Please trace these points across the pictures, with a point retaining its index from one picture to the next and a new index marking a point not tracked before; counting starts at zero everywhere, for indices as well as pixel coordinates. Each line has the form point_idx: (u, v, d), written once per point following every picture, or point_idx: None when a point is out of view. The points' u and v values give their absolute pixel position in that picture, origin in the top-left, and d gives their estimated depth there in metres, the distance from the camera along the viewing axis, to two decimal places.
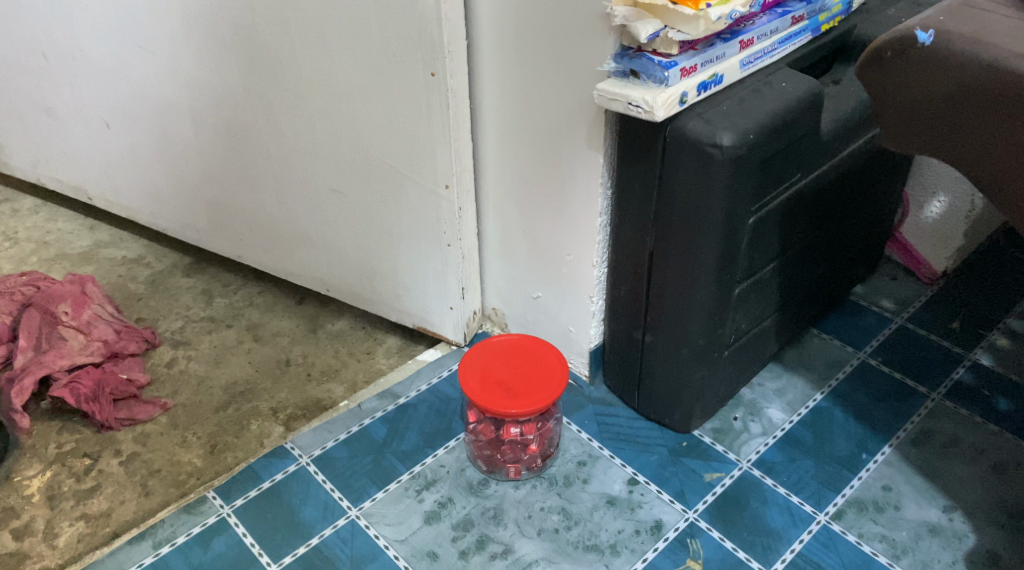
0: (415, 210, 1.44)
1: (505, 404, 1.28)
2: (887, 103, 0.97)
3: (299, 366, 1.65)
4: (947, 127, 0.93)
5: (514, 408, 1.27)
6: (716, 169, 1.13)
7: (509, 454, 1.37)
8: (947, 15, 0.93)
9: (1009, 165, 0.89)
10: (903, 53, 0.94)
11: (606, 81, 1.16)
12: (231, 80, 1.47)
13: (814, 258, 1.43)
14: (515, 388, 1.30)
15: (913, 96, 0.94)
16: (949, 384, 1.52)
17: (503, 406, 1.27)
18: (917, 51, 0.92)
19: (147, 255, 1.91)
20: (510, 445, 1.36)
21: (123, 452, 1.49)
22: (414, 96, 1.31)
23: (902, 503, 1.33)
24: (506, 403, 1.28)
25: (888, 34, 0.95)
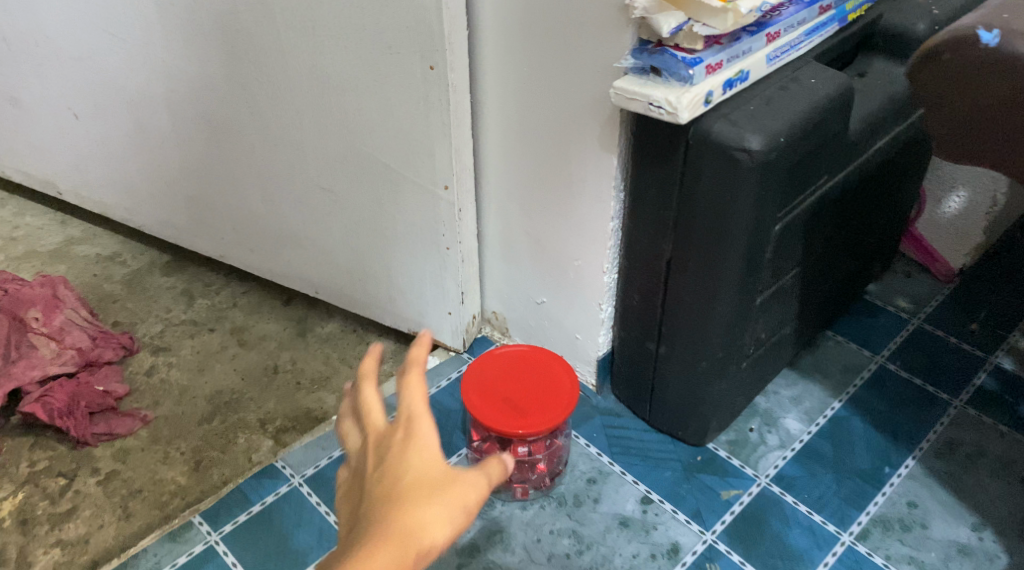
0: (412, 211, 1.34)
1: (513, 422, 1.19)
2: (941, 110, 0.87)
3: (287, 373, 1.56)
4: (1012, 137, 0.84)
5: (520, 429, 1.18)
6: (743, 176, 1.05)
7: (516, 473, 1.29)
8: (1010, 12, 0.83)
9: None
10: (963, 54, 0.84)
11: (623, 78, 1.07)
12: (211, 70, 1.36)
13: (835, 260, 1.35)
14: (523, 406, 1.22)
15: (973, 102, 0.85)
16: (971, 390, 1.45)
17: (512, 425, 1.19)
18: (981, 53, 0.83)
19: (123, 252, 1.81)
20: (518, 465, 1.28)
21: (101, 471, 1.40)
22: (411, 91, 1.21)
23: (929, 521, 1.27)
24: (515, 421, 1.19)
25: (944, 33, 0.86)
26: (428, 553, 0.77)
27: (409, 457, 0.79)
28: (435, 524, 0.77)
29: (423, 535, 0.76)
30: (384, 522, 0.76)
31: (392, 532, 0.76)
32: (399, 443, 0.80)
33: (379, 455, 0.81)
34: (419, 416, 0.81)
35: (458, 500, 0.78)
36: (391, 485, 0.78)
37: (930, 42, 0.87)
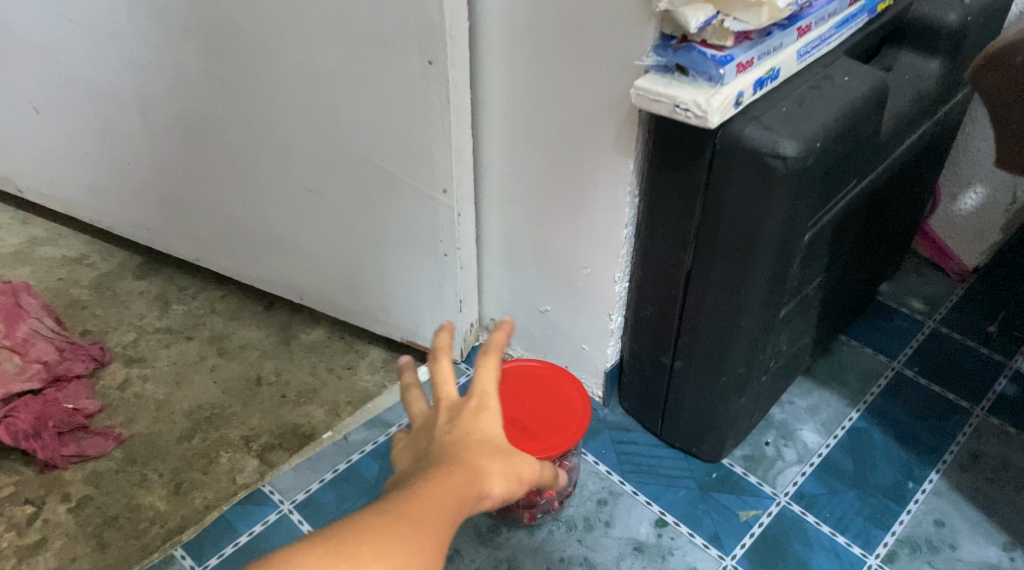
0: (408, 216, 1.25)
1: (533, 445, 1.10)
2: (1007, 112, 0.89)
3: (271, 385, 1.45)
4: None
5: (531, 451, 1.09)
6: (777, 185, 0.96)
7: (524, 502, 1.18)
8: None
9: None
10: None
11: (645, 77, 0.98)
12: (187, 63, 1.26)
13: (856, 265, 1.28)
14: (534, 429, 1.13)
15: None
16: (992, 397, 1.39)
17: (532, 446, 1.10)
18: None
19: (90, 254, 1.69)
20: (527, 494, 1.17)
21: (72, 497, 1.30)
22: (408, 89, 1.11)
23: (957, 541, 1.21)
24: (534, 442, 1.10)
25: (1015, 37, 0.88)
26: (488, 502, 0.79)
27: (481, 417, 0.83)
28: (501, 476, 0.80)
29: (490, 482, 0.79)
30: (458, 456, 0.79)
31: (466, 465, 0.79)
32: (470, 402, 0.84)
33: (449, 410, 0.83)
34: (492, 385, 0.84)
35: (518, 465, 0.82)
36: (463, 433, 0.81)
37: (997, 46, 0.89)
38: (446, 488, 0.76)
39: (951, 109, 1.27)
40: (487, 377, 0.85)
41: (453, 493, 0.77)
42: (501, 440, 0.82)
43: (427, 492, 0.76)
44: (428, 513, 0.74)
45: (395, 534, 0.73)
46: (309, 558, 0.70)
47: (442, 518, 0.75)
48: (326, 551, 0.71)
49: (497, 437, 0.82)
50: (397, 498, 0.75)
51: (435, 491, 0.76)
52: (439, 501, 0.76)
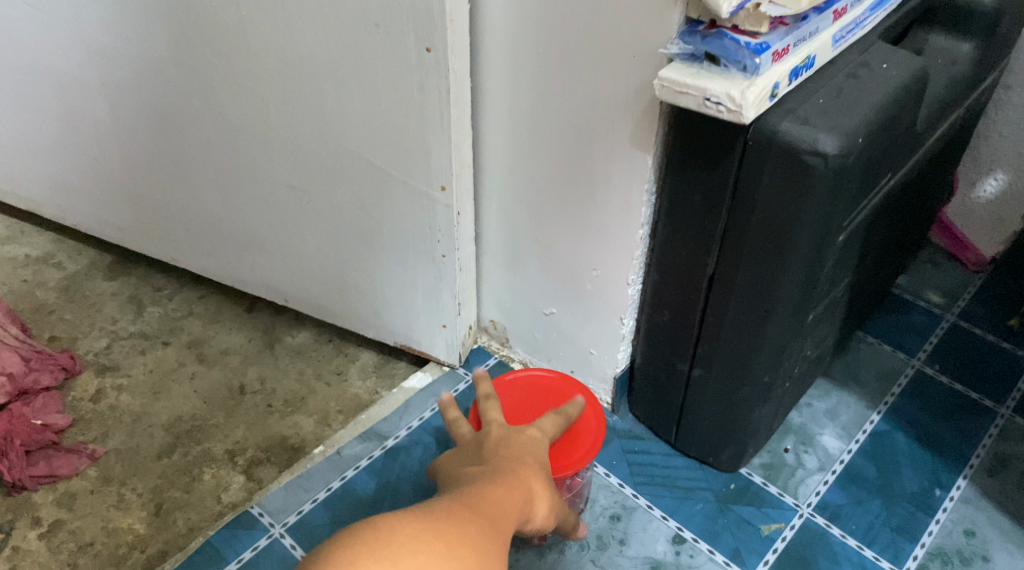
0: (401, 215, 1.15)
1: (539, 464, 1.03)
2: None
3: (256, 394, 1.36)
4: None
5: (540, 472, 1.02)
6: (816, 185, 0.88)
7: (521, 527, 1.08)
8: None
9: None
10: None
11: (668, 66, 0.89)
12: (157, 51, 1.16)
13: (880, 262, 1.20)
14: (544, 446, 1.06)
15: None
16: (1017, 396, 1.33)
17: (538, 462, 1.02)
18: None
19: (57, 253, 1.58)
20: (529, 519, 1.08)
21: (43, 521, 1.20)
22: (402, 79, 1.01)
23: (990, 552, 1.15)
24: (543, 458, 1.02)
25: None
26: (530, 527, 0.91)
27: (533, 449, 0.97)
28: (546, 500, 0.92)
29: (538, 504, 0.91)
30: (518, 469, 0.93)
31: (526, 480, 0.91)
32: (527, 436, 0.99)
33: (505, 435, 0.98)
34: (547, 430, 1.00)
35: (555, 504, 0.95)
36: (521, 453, 0.95)
37: None
38: (513, 491, 0.89)
39: (980, 95, 1.19)
40: (545, 421, 1.02)
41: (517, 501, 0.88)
42: (546, 472, 0.96)
43: (498, 493, 0.87)
44: (498, 514, 0.85)
45: (476, 526, 0.81)
46: (410, 528, 0.77)
47: (509, 518, 0.86)
48: (422, 526, 0.77)
49: (545, 468, 0.96)
50: (472, 498, 0.85)
51: (503, 496, 0.87)
52: (507, 502, 0.87)
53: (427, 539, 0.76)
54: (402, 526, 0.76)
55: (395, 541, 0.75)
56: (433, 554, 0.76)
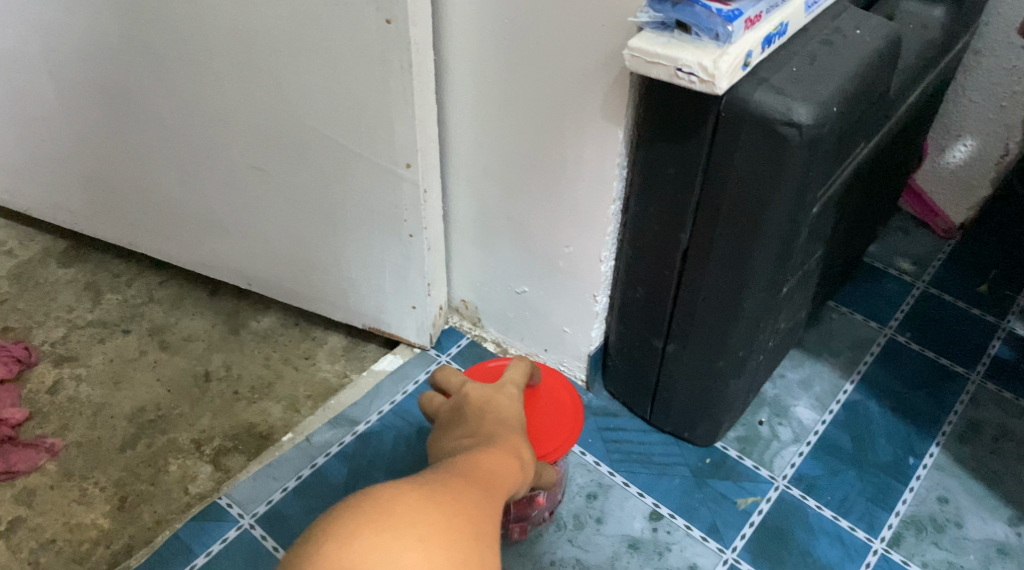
0: (366, 193, 1.11)
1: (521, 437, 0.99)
2: None
3: (221, 381, 1.32)
4: None
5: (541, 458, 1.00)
6: (790, 157, 0.86)
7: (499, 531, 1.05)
8: None
9: None
10: None
11: (638, 36, 0.86)
12: (103, 24, 1.11)
13: (853, 232, 1.19)
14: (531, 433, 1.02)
15: None
16: (987, 361, 1.33)
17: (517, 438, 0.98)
18: None
19: (8, 239, 1.53)
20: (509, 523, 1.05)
21: (2, 519, 1.16)
22: (363, 52, 0.98)
23: (963, 519, 1.15)
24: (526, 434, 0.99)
25: None
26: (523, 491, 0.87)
27: (514, 406, 0.94)
28: (534, 460, 0.89)
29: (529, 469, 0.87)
30: (508, 434, 0.89)
31: (517, 445, 0.88)
32: (506, 391, 0.96)
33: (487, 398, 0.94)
34: (522, 380, 0.98)
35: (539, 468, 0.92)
36: (506, 419, 0.92)
37: None
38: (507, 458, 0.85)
39: (951, 60, 1.18)
40: (519, 374, 1.00)
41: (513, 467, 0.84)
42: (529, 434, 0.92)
43: (493, 460, 0.83)
44: (497, 481, 0.81)
45: (475, 494, 0.77)
46: (408, 499, 0.73)
47: (507, 486, 0.82)
48: (421, 495, 0.74)
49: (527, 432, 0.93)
50: (467, 466, 0.81)
51: (500, 464, 0.83)
52: (504, 469, 0.83)
53: (425, 509, 0.73)
54: (401, 497, 0.73)
55: (393, 512, 0.72)
56: (433, 525, 0.72)
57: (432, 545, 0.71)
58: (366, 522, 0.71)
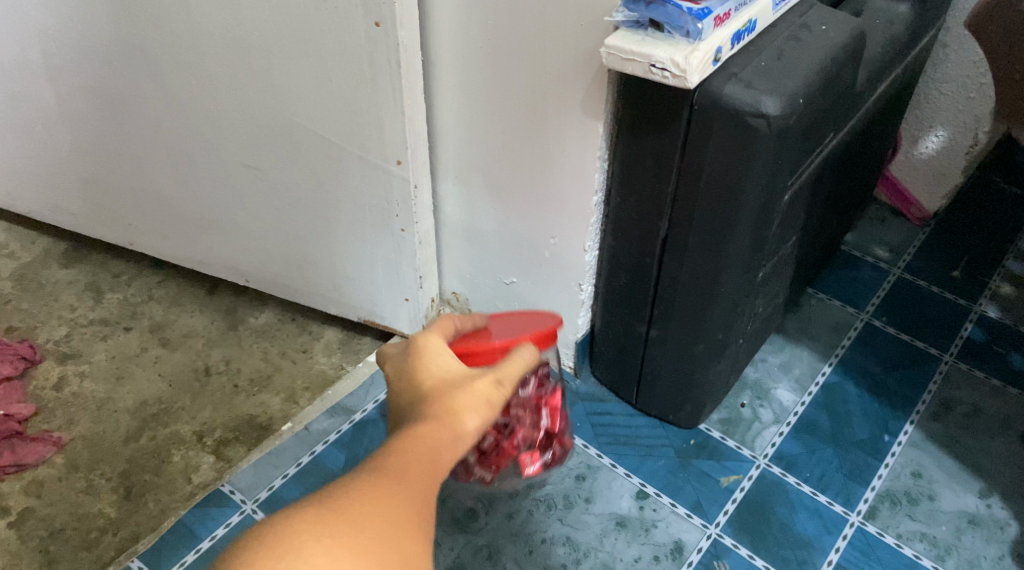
0: (358, 189, 1.16)
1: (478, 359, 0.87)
2: None
3: (220, 375, 1.37)
4: None
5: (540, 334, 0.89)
6: (760, 146, 0.91)
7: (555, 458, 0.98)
8: None
9: None
10: None
11: (614, 35, 0.91)
12: (100, 30, 1.15)
13: (828, 219, 1.24)
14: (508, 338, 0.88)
15: None
16: (959, 343, 1.38)
17: (475, 357, 0.87)
18: None
19: (10, 242, 1.57)
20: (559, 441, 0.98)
21: (13, 510, 1.21)
22: (352, 52, 1.02)
23: (936, 492, 1.20)
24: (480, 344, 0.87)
25: None
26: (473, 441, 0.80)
27: (432, 360, 0.83)
28: (471, 404, 0.80)
29: (461, 421, 0.79)
30: (426, 406, 0.80)
31: (433, 414, 0.79)
32: (419, 348, 0.84)
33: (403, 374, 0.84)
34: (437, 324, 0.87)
35: (490, 391, 0.81)
36: (426, 384, 0.82)
37: None
38: (445, 439, 0.78)
39: (918, 53, 1.23)
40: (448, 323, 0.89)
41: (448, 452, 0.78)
42: (459, 373, 0.82)
43: (425, 445, 0.77)
44: (422, 470, 0.76)
45: (384, 489, 0.74)
46: (308, 514, 0.71)
47: (423, 467, 0.77)
48: (321, 508, 0.72)
49: (456, 374, 0.82)
50: (388, 458, 0.76)
51: (429, 451, 0.77)
52: (434, 457, 0.78)
53: (324, 523, 0.71)
54: (299, 514, 0.71)
55: (292, 536, 0.70)
56: (336, 535, 0.71)
57: (339, 556, 0.70)
58: (264, 547, 0.69)
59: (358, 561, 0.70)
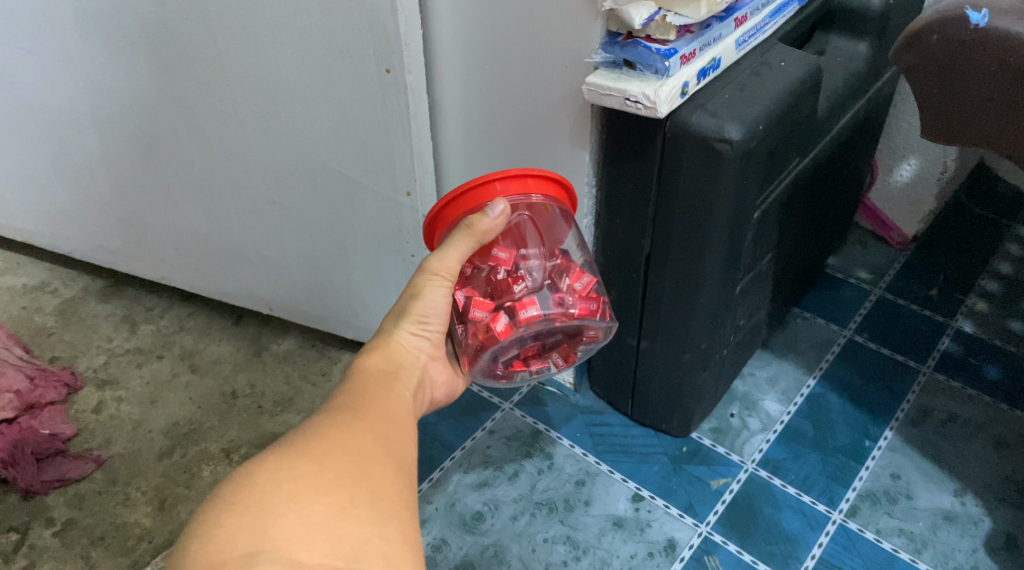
0: (372, 219, 1.28)
1: (467, 205, 0.96)
2: (934, 76, 0.92)
3: (246, 398, 1.47)
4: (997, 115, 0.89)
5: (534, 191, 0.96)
6: (725, 168, 1.02)
7: (520, 322, 0.94)
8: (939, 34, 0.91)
9: (983, 120, 0.91)
10: (952, 39, 0.89)
11: (594, 74, 1.03)
12: (141, 82, 1.28)
13: (803, 238, 1.34)
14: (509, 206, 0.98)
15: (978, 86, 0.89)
16: (937, 356, 1.47)
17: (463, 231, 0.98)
18: (969, 33, 0.88)
19: (52, 280, 1.70)
20: (518, 305, 0.95)
21: (57, 520, 1.31)
22: (366, 96, 1.14)
23: (913, 491, 1.29)
24: (470, 185, 0.95)
25: (933, 19, 0.91)
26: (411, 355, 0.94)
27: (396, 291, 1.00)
28: (409, 315, 0.94)
29: (402, 337, 0.94)
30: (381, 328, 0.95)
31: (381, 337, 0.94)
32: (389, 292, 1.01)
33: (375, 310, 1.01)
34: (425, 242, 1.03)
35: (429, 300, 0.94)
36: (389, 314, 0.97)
37: (920, 26, 0.92)
38: (388, 355, 0.93)
39: (881, 87, 1.34)
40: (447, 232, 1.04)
41: (397, 367, 0.92)
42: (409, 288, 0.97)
43: (369, 376, 0.90)
44: (374, 403, 0.87)
45: (341, 432, 0.82)
46: (267, 466, 0.77)
47: (380, 407, 0.87)
48: (283, 456, 0.78)
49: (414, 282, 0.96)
50: (341, 404, 0.86)
51: (378, 387, 0.89)
52: (382, 389, 0.89)
53: (284, 469, 0.77)
54: (259, 467, 0.77)
55: (256, 488, 0.76)
56: (298, 478, 0.77)
57: (305, 495, 0.76)
58: (231, 504, 0.75)
59: (326, 497, 0.76)
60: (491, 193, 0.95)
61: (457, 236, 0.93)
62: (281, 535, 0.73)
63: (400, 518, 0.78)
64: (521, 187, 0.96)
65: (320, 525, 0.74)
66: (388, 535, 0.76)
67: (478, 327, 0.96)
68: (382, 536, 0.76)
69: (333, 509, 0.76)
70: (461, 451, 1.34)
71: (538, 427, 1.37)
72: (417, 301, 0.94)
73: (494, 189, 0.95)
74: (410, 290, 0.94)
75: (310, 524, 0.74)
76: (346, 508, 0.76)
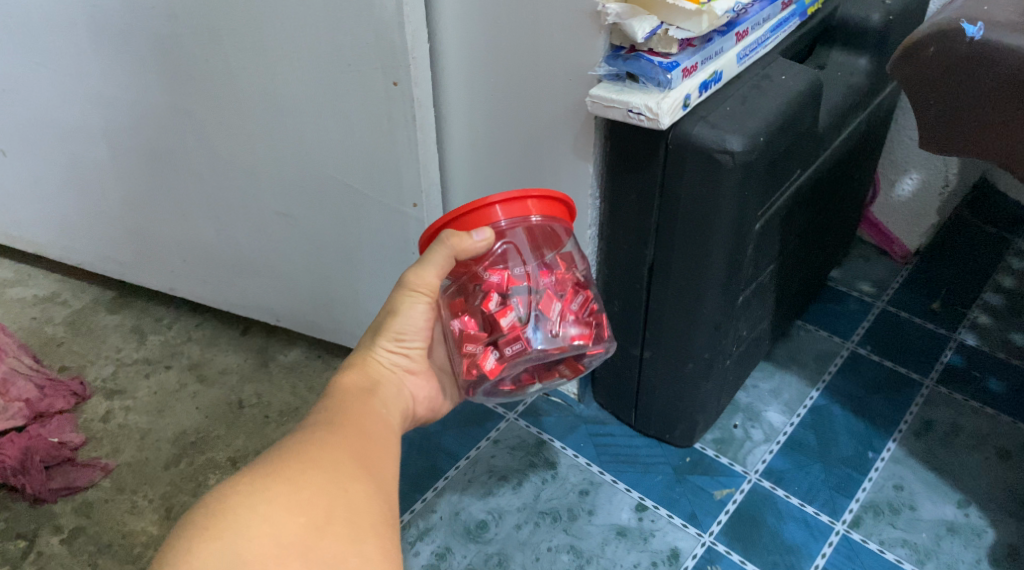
0: (378, 230, 1.29)
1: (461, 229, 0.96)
2: (932, 86, 0.93)
3: (253, 408, 1.48)
4: (997, 123, 0.91)
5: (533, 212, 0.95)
6: (725, 179, 1.03)
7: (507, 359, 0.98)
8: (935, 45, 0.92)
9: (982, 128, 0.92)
10: (947, 52, 0.91)
11: (597, 86, 1.05)
12: (151, 96, 1.30)
13: (804, 252, 1.35)
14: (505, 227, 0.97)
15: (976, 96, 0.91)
16: (939, 368, 1.47)
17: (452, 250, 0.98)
18: (965, 45, 0.89)
19: (62, 292, 1.71)
20: (504, 339, 0.98)
21: (64, 528, 1.32)
22: (373, 109, 1.16)
23: (916, 502, 1.29)
24: (466, 208, 0.94)
25: (928, 30, 0.92)
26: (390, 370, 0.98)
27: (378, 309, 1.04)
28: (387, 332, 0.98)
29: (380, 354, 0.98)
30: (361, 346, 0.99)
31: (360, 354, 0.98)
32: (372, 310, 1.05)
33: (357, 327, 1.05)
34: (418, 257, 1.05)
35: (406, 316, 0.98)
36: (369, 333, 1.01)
37: (915, 39, 0.94)
38: (365, 372, 0.96)
39: (881, 101, 1.35)
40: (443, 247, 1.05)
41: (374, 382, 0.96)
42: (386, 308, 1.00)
43: (347, 391, 0.93)
44: (353, 419, 0.88)
45: (317, 450, 0.83)
46: (240, 489, 0.78)
47: (359, 422, 0.89)
48: (257, 478, 0.79)
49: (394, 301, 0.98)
50: (320, 420, 0.87)
51: (356, 401, 0.91)
52: (360, 401, 0.92)
53: (258, 491, 0.78)
54: (233, 490, 0.78)
55: (228, 512, 0.76)
56: (270, 500, 0.77)
57: (278, 518, 0.77)
58: (203, 529, 0.75)
59: (301, 518, 0.77)
60: (490, 216, 0.94)
61: (434, 253, 0.94)
62: (254, 558, 0.75)
63: (378, 533, 0.80)
64: (520, 210, 0.95)
65: (294, 546, 0.76)
66: (365, 553, 0.78)
67: (471, 361, 0.99)
68: (359, 554, 0.78)
69: (308, 529, 0.77)
70: (465, 461, 1.35)
71: (543, 437, 1.38)
72: (395, 318, 0.98)
73: (493, 213, 0.94)
74: (388, 307, 0.98)
75: (285, 546, 0.76)
76: (322, 527, 0.77)
